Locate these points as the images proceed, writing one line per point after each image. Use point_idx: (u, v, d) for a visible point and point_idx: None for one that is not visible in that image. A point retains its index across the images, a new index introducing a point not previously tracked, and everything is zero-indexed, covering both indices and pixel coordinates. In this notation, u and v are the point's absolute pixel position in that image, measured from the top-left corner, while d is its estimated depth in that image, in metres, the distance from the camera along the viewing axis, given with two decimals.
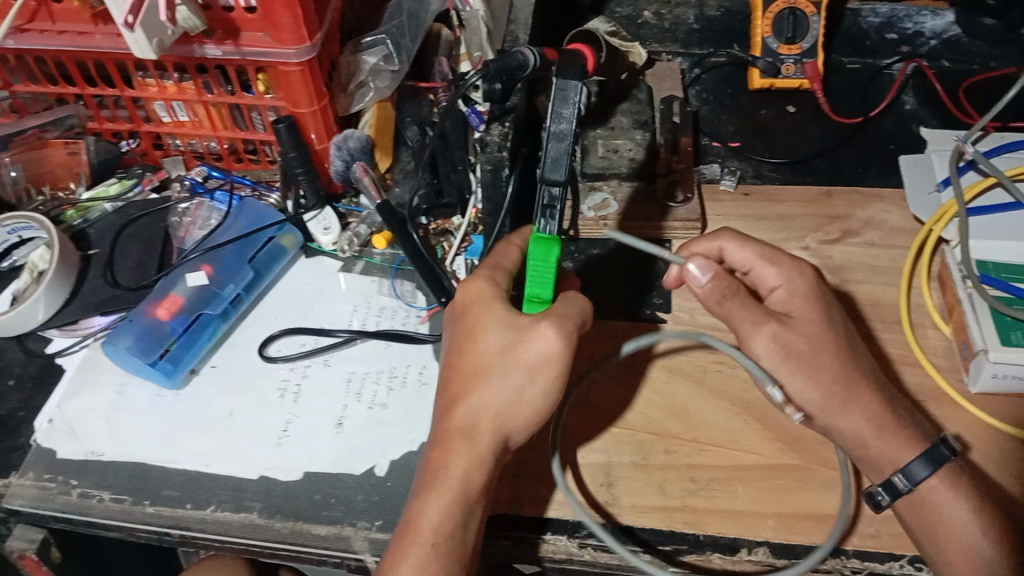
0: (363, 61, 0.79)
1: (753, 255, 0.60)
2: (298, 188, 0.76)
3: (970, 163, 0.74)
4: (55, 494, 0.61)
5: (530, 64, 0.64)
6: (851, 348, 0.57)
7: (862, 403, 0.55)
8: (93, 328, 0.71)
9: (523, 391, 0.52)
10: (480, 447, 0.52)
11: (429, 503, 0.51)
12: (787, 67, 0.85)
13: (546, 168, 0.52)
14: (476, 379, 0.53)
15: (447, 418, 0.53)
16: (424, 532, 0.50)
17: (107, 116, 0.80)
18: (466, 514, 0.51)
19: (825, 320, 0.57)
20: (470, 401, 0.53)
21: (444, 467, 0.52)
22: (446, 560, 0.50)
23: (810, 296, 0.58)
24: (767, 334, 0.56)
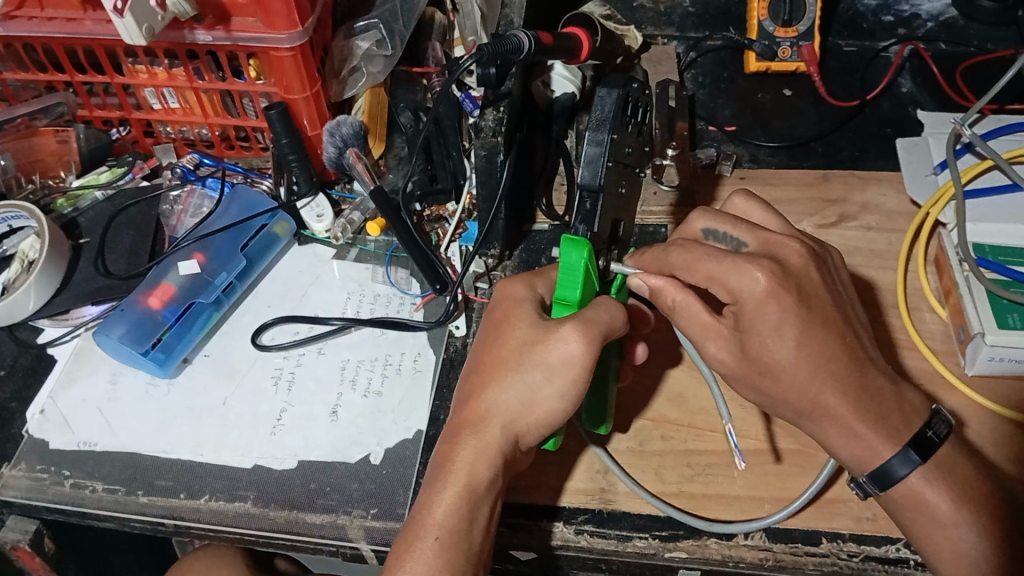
0: (355, 46, 0.78)
1: (697, 262, 0.52)
2: (290, 175, 0.75)
3: (968, 146, 0.74)
4: (48, 485, 0.61)
5: (523, 47, 0.64)
6: (817, 363, 0.51)
7: (839, 420, 0.52)
8: (85, 318, 0.70)
9: (521, 387, 0.51)
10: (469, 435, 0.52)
11: (435, 498, 0.51)
12: (784, 50, 0.84)
13: (584, 171, 0.55)
14: (501, 375, 0.52)
15: (466, 410, 0.53)
16: (430, 527, 0.50)
17: (96, 104, 0.79)
18: (473, 511, 0.51)
19: (787, 332, 0.51)
20: (486, 397, 0.52)
21: (452, 461, 0.52)
22: (437, 551, 0.49)
23: (764, 307, 0.51)
24: (714, 353, 0.54)
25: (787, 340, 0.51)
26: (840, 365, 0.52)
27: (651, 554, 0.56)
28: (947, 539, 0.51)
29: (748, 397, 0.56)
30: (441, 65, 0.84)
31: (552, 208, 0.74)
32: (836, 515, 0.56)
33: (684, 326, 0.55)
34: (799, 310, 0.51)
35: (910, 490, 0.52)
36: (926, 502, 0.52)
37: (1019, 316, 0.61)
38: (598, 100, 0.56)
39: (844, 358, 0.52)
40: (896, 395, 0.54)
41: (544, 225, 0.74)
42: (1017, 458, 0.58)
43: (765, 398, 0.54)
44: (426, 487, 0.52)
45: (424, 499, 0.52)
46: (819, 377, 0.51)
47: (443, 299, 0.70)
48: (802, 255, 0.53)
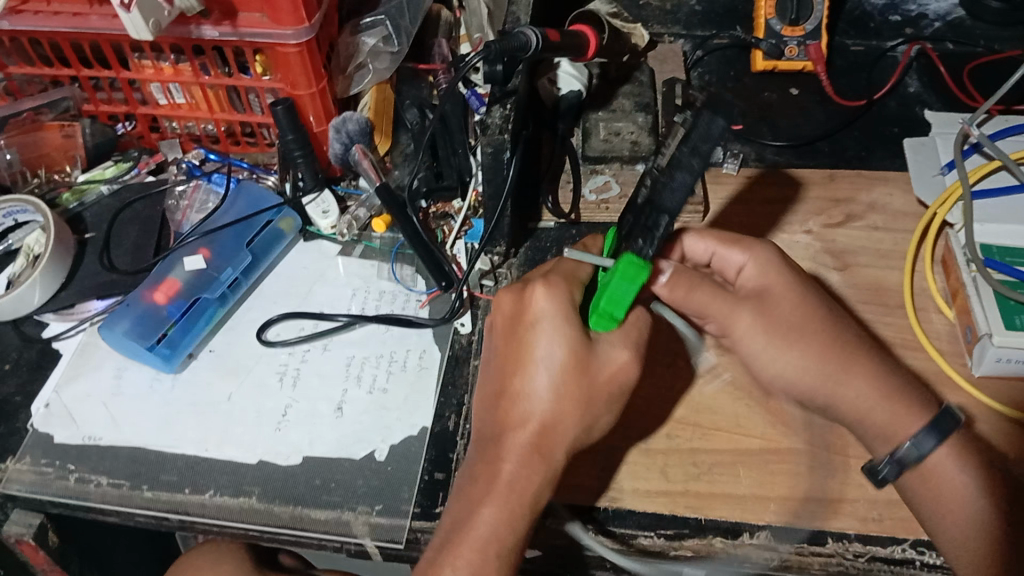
0: (362, 42, 0.79)
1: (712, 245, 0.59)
2: (296, 171, 0.75)
3: (975, 146, 0.74)
4: (52, 479, 0.61)
5: (530, 45, 0.64)
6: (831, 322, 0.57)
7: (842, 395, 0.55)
8: (90, 312, 0.70)
9: (569, 405, 0.50)
10: (526, 452, 0.50)
11: (487, 511, 0.50)
12: (791, 49, 0.84)
13: (670, 194, 0.49)
14: (553, 387, 0.50)
15: (528, 433, 0.51)
16: (474, 539, 0.49)
17: (102, 98, 0.80)
18: (521, 527, 0.50)
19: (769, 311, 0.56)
20: (551, 417, 0.51)
21: (501, 480, 0.50)
22: (479, 564, 0.49)
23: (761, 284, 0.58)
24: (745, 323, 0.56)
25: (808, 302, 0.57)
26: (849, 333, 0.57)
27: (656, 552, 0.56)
28: None
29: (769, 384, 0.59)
30: (447, 62, 0.84)
31: (559, 206, 0.73)
32: (843, 516, 0.56)
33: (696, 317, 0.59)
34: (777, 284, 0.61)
35: None
36: None
37: None
38: (705, 120, 0.47)
39: (833, 339, 0.56)
40: (889, 397, 0.55)
41: (549, 223, 0.74)
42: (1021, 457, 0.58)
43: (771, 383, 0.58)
44: (462, 501, 0.51)
45: (468, 511, 0.50)
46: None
47: (449, 297, 0.70)
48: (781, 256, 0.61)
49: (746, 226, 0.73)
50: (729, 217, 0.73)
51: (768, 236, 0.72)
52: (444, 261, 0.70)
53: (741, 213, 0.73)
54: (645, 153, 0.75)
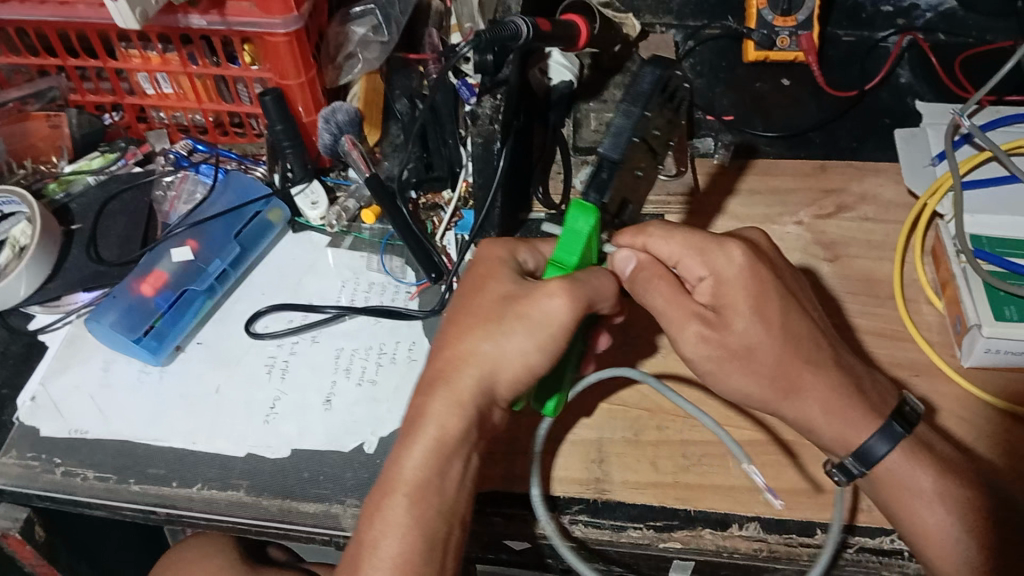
0: (352, 32, 0.79)
1: (679, 247, 0.55)
2: (284, 161, 0.74)
3: (966, 137, 0.74)
4: (39, 472, 0.61)
5: (522, 34, 0.63)
6: (788, 338, 0.54)
7: (808, 394, 0.54)
8: (76, 305, 0.70)
9: (490, 341, 0.50)
10: (450, 392, 0.51)
11: (408, 451, 0.51)
12: (783, 39, 0.84)
13: (608, 139, 0.55)
14: (477, 325, 0.51)
15: (449, 365, 0.51)
16: (400, 482, 0.50)
17: (89, 88, 0.79)
18: (445, 466, 0.51)
19: (765, 311, 0.54)
20: (466, 348, 0.51)
21: (424, 417, 0.51)
22: (395, 502, 0.50)
23: (743, 283, 0.54)
24: (695, 332, 0.53)
25: (767, 311, 0.54)
26: (809, 348, 0.54)
27: (646, 544, 0.56)
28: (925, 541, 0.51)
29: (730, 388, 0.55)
30: (438, 52, 0.81)
31: (549, 196, 0.74)
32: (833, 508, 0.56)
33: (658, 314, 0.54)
34: (773, 284, 0.55)
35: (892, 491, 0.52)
36: (915, 500, 0.52)
37: (1016, 308, 0.61)
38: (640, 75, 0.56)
39: (813, 334, 0.55)
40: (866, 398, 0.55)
41: (540, 213, 0.74)
42: (1007, 449, 0.58)
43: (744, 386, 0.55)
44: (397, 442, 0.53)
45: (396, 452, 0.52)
46: (793, 354, 0.54)
47: (439, 288, 0.70)
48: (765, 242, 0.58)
49: (737, 217, 0.72)
50: (720, 207, 0.73)
51: (759, 227, 0.71)
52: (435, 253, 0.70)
53: (733, 205, 0.73)
54: None
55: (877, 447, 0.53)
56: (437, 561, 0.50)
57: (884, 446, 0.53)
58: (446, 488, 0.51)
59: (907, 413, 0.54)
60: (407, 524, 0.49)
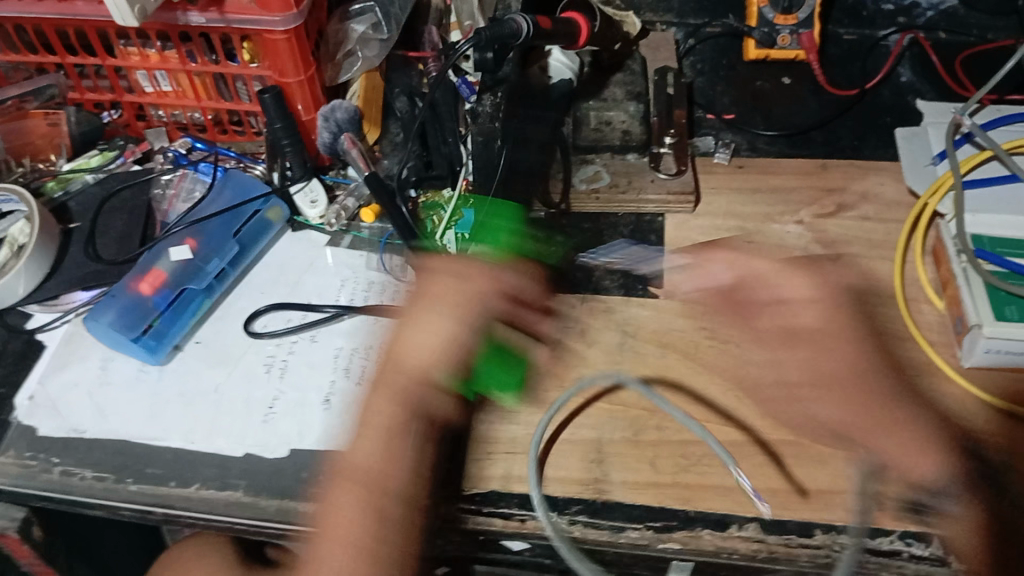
0: (351, 29, 0.79)
1: (779, 275, 0.59)
2: (284, 159, 0.74)
3: (967, 136, 0.74)
4: (37, 471, 0.60)
5: (522, 32, 0.63)
6: (872, 360, 0.57)
7: (901, 424, 0.53)
8: (74, 304, 0.70)
9: (421, 333, 0.50)
10: (392, 386, 0.50)
11: (359, 443, 0.49)
12: (784, 38, 0.84)
13: None
14: (413, 322, 0.51)
15: (386, 362, 0.51)
16: (346, 472, 0.49)
17: (87, 86, 0.79)
18: (401, 451, 0.49)
19: (849, 333, 0.57)
20: (400, 343, 0.51)
21: (362, 413, 0.50)
22: (347, 497, 0.48)
23: (834, 311, 0.58)
24: (819, 351, 0.57)
25: (849, 334, 0.57)
26: (880, 367, 0.57)
27: (644, 545, 0.56)
28: None
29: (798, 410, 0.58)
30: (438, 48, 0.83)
31: (548, 195, 0.72)
32: (835, 508, 0.56)
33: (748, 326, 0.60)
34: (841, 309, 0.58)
35: None
36: None
37: (1016, 307, 0.61)
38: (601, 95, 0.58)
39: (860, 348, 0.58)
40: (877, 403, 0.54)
41: (540, 212, 0.71)
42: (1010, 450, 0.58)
43: (824, 413, 0.56)
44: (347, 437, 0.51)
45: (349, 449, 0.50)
46: (877, 368, 0.57)
47: None
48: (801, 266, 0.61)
49: (737, 215, 0.72)
50: (718, 206, 0.73)
51: (759, 227, 0.71)
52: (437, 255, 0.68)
53: (732, 205, 0.73)
54: (635, 142, 0.74)
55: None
56: (394, 540, 0.48)
57: None
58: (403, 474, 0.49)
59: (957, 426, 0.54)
60: (356, 509, 0.48)
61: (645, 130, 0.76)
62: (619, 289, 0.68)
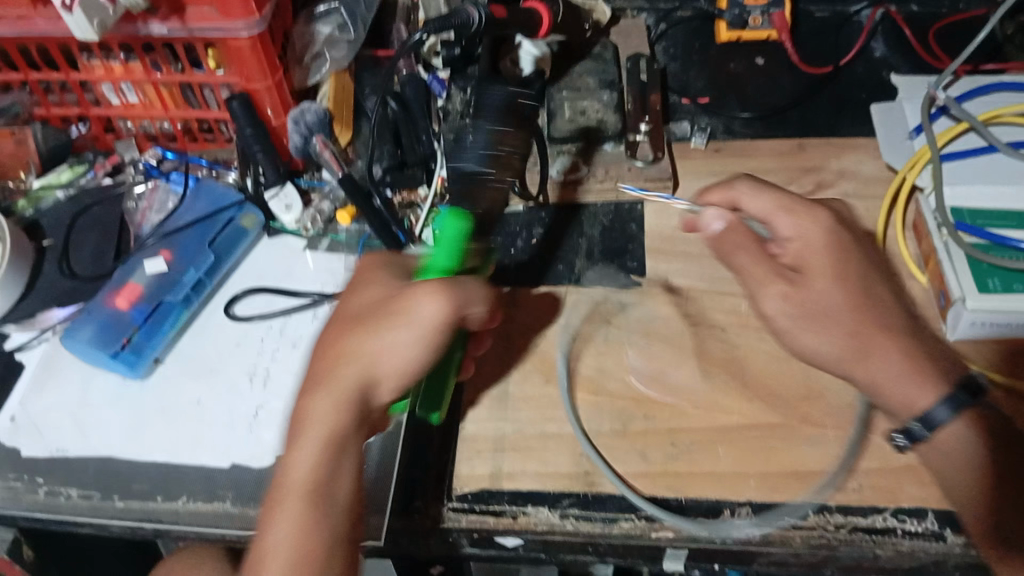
0: (317, 31, 0.78)
1: (771, 205, 0.57)
2: (257, 166, 0.74)
3: (942, 109, 0.73)
4: (22, 493, 0.60)
5: (472, 22, 0.67)
6: (857, 299, 0.53)
7: (886, 353, 0.51)
8: (52, 321, 0.68)
9: (356, 337, 0.51)
10: (330, 386, 0.50)
11: (297, 453, 0.49)
12: (754, 19, 0.84)
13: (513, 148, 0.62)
14: (356, 328, 0.51)
15: (326, 366, 0.51)
16: (293, 488, 0.48)
17: (53, 101, 0.77)
18: (334, 461, 0.49)
19: (844, 274, 0.54)
20: (349, 348, 0.51)
21: (305, 417, 0.50)
22: (303, 512, 0.47)
23: (825, 249, 0.55)
24: (777, 292, 0.54)
25: (848, 276, 0.54)
26: (873, 310, 0.53)
27: (638, 535, 0.55)
28: None
29: (804, 347, 0.54)
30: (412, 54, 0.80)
31: (526, 188, 0.72)
32: (825, 489, 0.55)
33: (745, 275, 0.56)
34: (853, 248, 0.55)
35: None
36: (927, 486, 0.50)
37: (999, 279, 0.61)
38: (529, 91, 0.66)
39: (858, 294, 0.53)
40: None
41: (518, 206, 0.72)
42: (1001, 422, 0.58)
43: (817, 346, 0.53)
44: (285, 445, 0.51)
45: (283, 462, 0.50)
46: (875, 317, 0.52)
47: None
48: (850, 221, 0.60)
49: None
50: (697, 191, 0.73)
51: None
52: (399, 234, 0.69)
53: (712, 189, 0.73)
54: (611, 131, 0.73)
55: (941, 415, 0.48)
56: (337, 568, 0.47)
57: (947, 413, 0.48)
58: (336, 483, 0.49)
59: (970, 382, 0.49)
60: (310, 528, 0.47)
61: (620, 119, 0.74)
62: (601, 280, 0.67)
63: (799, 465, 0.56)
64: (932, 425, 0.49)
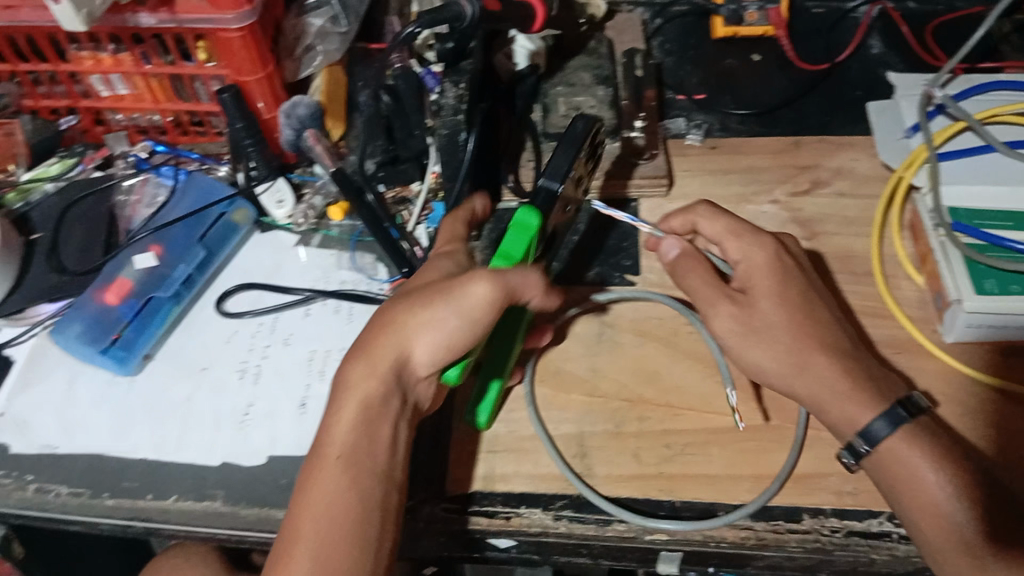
0: (309, 24, 0.77)
1: (722, 229, 0.59)
2: (247, 160, 0.71)
3: (939, 108, 0.73)
4: (11, 490, 0.59)
5: (465, 14, 0.64)
6: (801, 317, 0.55)
7: (822, 367, 0.54)
8: (41, 316, 0.68)
9: (401, 310, 0.51)
10: (368, 358, 0.51)
11: (337, 419, 0.51)
12: (751, 14, 0.83)
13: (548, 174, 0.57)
14: (404, 303, 0.52)
15: (372, 337, 0.52)
16: (331, 451, 0.50)
17: (42, 93, 0.76)
18: (370, 428, 0.50)
19: (787, 295, 0.56)
20: (389, 319, 0.51)
21: (347, 384, 0.51)
22: (340, 475, 0.49)
23: (770, 272, 0.57)
24: (724, 312, 0.56)
25: (788, 297, 0.56)
26: (825, 331, 0.55)
27: (631, 537, 0.55)
28: (927, 513, 0.49)
29: (747, 363, 0.56)
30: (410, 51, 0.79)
31: (519, 185, 0.72)
32: (819, 491, 0.55)
33: (693, 295, 0.57)
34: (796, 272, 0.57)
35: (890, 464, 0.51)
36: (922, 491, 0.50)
37: (995, 280, 0.60)
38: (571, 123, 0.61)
39: (800, 306, 0.56)
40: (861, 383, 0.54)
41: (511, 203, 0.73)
42: (996, 425, 0.57)
43: (762, 361, 0.55)
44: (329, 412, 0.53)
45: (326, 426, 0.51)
46: (812, 334, 0.55)
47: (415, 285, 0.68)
48: (797, 247, 0.61)
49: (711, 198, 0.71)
50: (693, 189, 0.72)
51: (734, 208, 0.70)
52: (393, 231, 0.68)
53: (707, 187, 0.72)
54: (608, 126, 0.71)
55: (880, 430, 0.51)
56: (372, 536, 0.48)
57: (887, 428, 0.51)
58: (371, 452, 0.50)
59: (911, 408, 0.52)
60: (347, 490, 0.48)
61: (616, 115, 0.72)
62: (594, 278, 0.67)
63: (777, 471, 0.56)
64: (872, 440, 0.51)
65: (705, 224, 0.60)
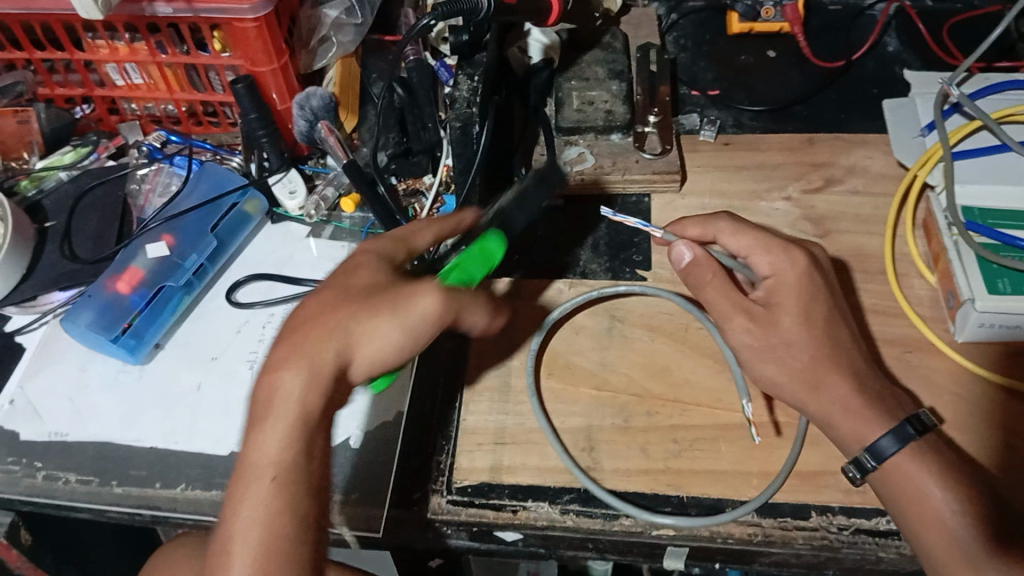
0: (324, 15, 0.77)
1: (749, 244, 0.59)
2: (260, 150, 0.73)
3: (955, 106, 0.72)
4: (20, 477, 0.59)
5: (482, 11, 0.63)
6: (820, 330, 0.55)
7: (836, 386, 0.53)
8: (52, 304, 0.68)
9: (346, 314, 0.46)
10: (301, 363, 0.45)
11: (263, 435, 0.43)
12: (766, 11, 0.81)
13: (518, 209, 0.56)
14: (344, 310, 0.46)
15: (305, 338, 0.45)
16: (261, 466, 0.43)
17: (58, 81, 0.77)
18: (307, 442, 0.44)
19: (810, 313, 0.56)
20: (331, 323, 0.46)
21: (274, 394, 0.44)
22: (273, 495, 0.42)
23: (798, 286, 0.57)
24: (740, 325, 0.56)
25: (813, 314, 0.56)
26: (849, 354, 0.55)
27: (638, 532, 0.55)
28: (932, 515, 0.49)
29: (760, 376, 0.56)
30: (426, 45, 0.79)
31: None
32: (827, 489, 0.55)
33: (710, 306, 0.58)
34: (825, 292, 0.57)
35: (896, 464, 0.51)
36: (928, 492, 0.50)
37: (1009, 280, 0.60)
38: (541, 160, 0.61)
39: (819, 315, 0.56)
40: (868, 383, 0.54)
41: None
42: (1005, 426, 0.57)
43: (775, 377, 0.55)
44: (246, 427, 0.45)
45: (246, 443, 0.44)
46: (830, 353, 0.54)
47: None
48: (826, 259, 0.60)
49: (723, 194, 0.71)
50: (705, 185, 0.72)
51: (746, 204, 0.70)
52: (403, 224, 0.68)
53: (719, 183, 0.72)
54: (619, 122, 0.72)
55: (888, 445, 0.51)
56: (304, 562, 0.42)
57: (893, 444, 0.51)
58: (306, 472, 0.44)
59: (922, 420, 0.52)
60: (281, 512, 0.42)
61: (628, 111, 0.73)
62: (605, 273, 0.68)
63: (781, 469, 0.56)
64: (878, 454, 0.51)
65: (728, 237, 0.60)
